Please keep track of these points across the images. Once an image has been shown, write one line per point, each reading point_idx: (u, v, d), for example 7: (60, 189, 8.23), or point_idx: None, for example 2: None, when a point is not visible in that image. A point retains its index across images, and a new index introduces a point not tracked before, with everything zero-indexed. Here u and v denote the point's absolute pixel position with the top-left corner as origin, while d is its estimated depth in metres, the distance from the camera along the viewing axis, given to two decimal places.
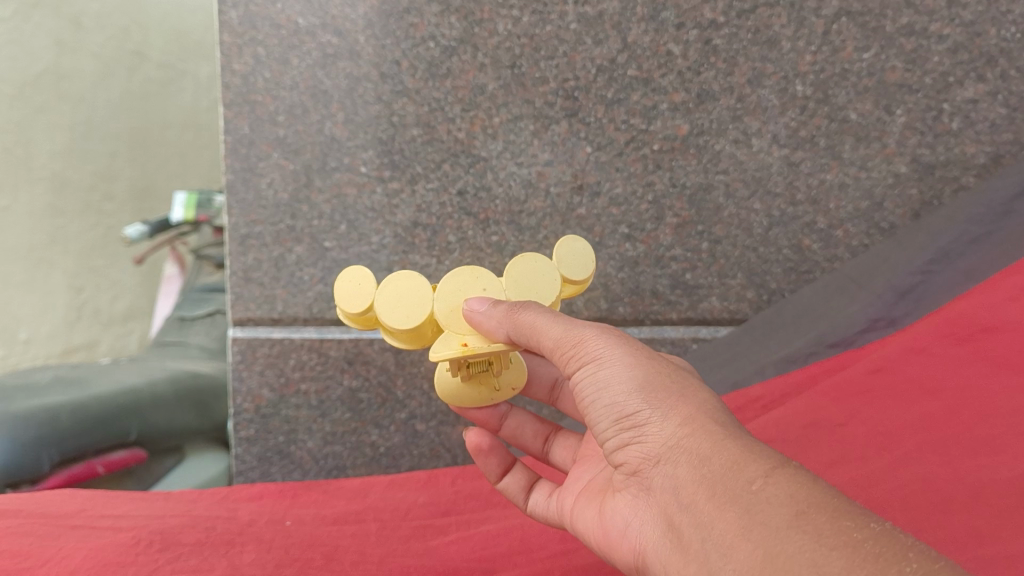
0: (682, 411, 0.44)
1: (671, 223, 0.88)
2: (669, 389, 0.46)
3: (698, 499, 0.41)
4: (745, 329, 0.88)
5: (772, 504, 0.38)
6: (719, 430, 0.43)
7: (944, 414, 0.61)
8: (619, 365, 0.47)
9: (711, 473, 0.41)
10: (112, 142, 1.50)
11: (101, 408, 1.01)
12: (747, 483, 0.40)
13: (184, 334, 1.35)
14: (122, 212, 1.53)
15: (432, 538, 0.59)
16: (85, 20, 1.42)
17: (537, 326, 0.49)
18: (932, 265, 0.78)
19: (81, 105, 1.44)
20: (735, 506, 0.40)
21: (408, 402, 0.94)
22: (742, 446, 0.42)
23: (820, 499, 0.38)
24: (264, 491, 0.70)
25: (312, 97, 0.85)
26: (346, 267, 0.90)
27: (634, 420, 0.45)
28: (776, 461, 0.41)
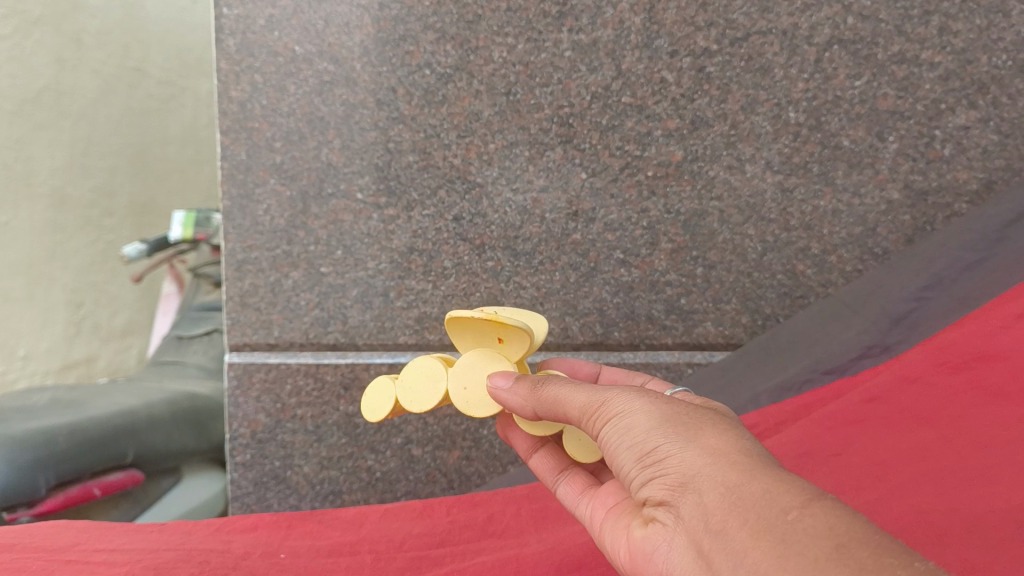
0: (711, 443, 0.42)
1: (665, 248, 0.89)
2: (691, 424, 0.43)
3: (729, 528, 0.38)
4: (740, 355, 0.88)
5: (810, 535, 0.35)
6: (745, 460, 0.40)
7: (940, 447, 0.61)
8: (640, 409, 0.45)
9: (742, 501, 0.38)
10: (112, 158, 1.52)
11: (98, 430, 1.01)
12: (783, 512, 0.36)
13: (182, 354, 1.35)
14: (122, 227, 1.55)
15: (427, 570, 0.59)
16: (86, 36, 1.45)
17: (564, 395, 0.49)
18: (926, 292, 0.79)
19: (83, 122, 1.45)
20: (770, 537, 0.36)
21: (404, 427, 0.94)
22: (775, 476, 0.39)
23: (864, 533, 0.35)
24: (258, 521, 0.70)
25: (308, 124, 0.86)
26: (342, 292, 0.90)
27: (654, 455, 0.43)
28: (813, 492, 0.37)
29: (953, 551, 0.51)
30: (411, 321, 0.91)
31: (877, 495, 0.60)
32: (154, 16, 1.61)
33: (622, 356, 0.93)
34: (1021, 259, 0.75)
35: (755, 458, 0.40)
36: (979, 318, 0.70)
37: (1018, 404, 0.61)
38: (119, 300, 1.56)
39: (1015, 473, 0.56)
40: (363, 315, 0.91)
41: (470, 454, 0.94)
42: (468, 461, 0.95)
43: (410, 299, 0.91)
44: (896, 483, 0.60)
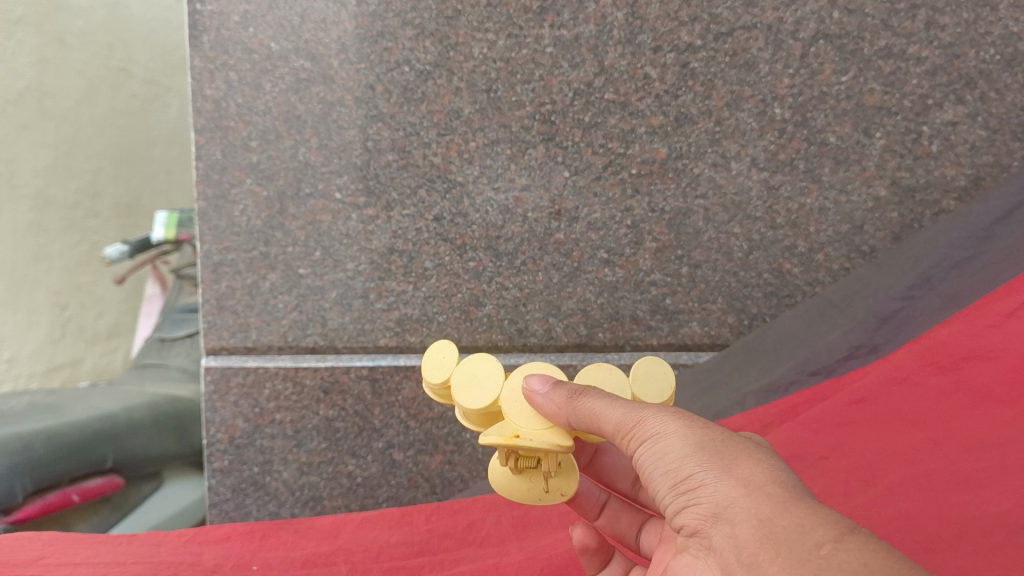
0: (746, 477, 0.43)
1: (650, 247, 0.88)
2: (724, 452, 0.44)
3: (761, 561, 0.39)
4: (725, 356, 0.86)
5: (845, 568, 0.36)
6: (778, 493, 0.41)
7: (929, 450, 0.60)
8: (676, 432, 0.45)
9: (776, 534, 0.40)
10: (96, 159, 1.50)
11: (77, 435, 0.99)
12: (816, 547, 0.38)
13: (164, 356, 1.33)
14: (106, 229, 1.52)
15: None
16: (69, 37, 1.42)
17: (596, 409, 0.47)
18: (912, 290, 0.78)
19: (66, 123, 1.43)
20: (803, 570, 0.37)
21: (386, 431, 0.92)
22: (807, 510, 0.40)
23: (892, 565, 0.36)
24: (231, 531, 0.68)
25: (285, 123, 0.83)
26: (321, 294, 0.88)
27: (690, 483, 0.44)
28: (844, 527, 0.39)
29: (943, 560, 0.50)
30: (392, 323, 0.90)
31: (867, 500, 0.58)
32: (137, 13, 1.58)
33: (606, 358, 0.91)
34: (1008, 257, 0.75)
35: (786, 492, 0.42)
36: (967, 317, 0.68)
37: (1010, 406, 0.60)
38: (104, 303, 1.54)
39: (1005, 476, 0.55)
40: (343, 318, 0.89)
41: (452, 458, 0.93)
42: (451, 465, 0.93)
43: (391, 301, 0.89)
44: (890, 487, 0.58)
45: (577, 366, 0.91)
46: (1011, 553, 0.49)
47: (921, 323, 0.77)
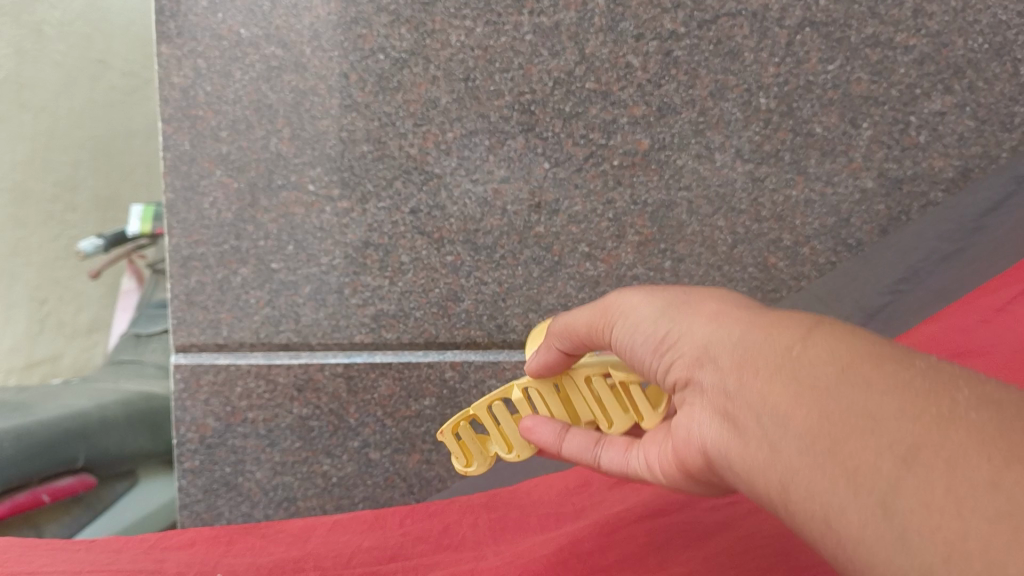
0: (712, 310, 0.39)
1: (632, 241, 0.85)
2: (693, 302, 0.40)
3: (743, 380, 0.35)
4: None
5: (818, 363, 0.32)
6: (747, 316, 0.37)
7: None
8: (646, 300, 0.42)
9: (749, 349, 0.35)
10: (75, 152, 1.44)
11: (47, 434, 0.96)
12: (787, 349, 0.34)
13: (140, 352, 1.31)
14: (86, 222, 1.46)
15: None
16: (47, 28, 1.37)
17: (575, 318, 0.46)
18: (901, 284, 0.82)
19: (43, 115, 1.39)
20: (780, 377, 0.33)
21: (361, 430, 0.89)
22: (775, 321, 0.36)
23: (867, 348, 0.32)
24: (197, 537, 0.66)
25: (256, 112, 0.81)
26: (294, 289, 0.86)
27: (666, 335, 0.40)
28: (811, 323, 0.35)
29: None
30: (367, 319, 0.87)
31: None
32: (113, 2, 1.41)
33: None
34: (998, 249, 0.78)
35: (749, 312, 0.38)
36: (957, 314, 0.68)
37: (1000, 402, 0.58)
38: (84, 297, 1.47)
39: None
40: (316, 313, 0.87)
41: (431, 457, 0.90)
42: (429, 464, 0.90)
43: (366, 296, 0.86)
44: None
45: None
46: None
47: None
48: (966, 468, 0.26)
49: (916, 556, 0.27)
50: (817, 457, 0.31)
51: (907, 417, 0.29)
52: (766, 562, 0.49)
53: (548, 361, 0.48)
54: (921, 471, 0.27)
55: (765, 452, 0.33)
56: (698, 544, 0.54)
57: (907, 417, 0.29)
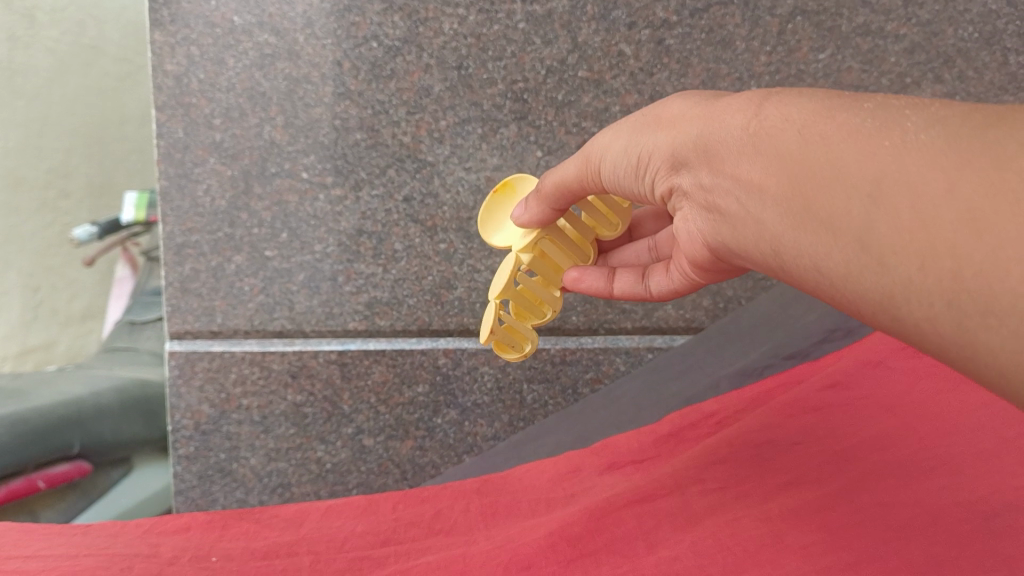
0: (668, 118, 0.41)
1: None
2: (648, 117, 0.43)
3: (718, 168, 0.38)
4: (700, 340, 0.89)
5: (775, 134, 0.34)
6: (699, 111, 0.40)
7: (902, 437, 0.58)
8: (610, 136, 0.45)
9: (713, 140, 0.38)
10: (69, 138, 1.43)
11: (42, 422, 0.96)
12: (742, 130, 0.36)
13: (135, 340, 1.31)
14: (80, 210, 1.45)
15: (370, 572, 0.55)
16: (39, 14, 1.37)
17: (557, 173, 0.50)
18: None
19: (37, 102, 1.40)
20: (749, 153, 0.36)
21: (355, 417, 0.90)
22: (722, 106, 0.38)
23: (815, 104, 0.34)
24: (192, 522, 0.67)
25: (249, 99, 0.81)
26: (288, 277, 0.86)
27: (640, 160, 0.43)
28: (756, 95, 0.37)
29: (923, 541, 0.48)
30: (361, 307, 0.87)
31: (840, 485, 0.55)
32: None
33: (579, 342, 0.89)
34: None
35: (708, 103, 0.39)
36: None
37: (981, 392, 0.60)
38: (78, 284, 1.46)
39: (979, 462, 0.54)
40: (310, 301, 0.87)
41: (424, 444, 0.91)
42: (422, 450, 0.91)
43: (360, 283, 0.87)
44: (868, 472, 0.56)
45: (550, 350, 0.89)
46: (991, 542, 0.47)
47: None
48: (923, 191, 0.28)
49: (897, 271, 0.29)
50: (798, 217, 0.33)
51: (865, 155, 0.30)
52: (759, 548, 0.49)
53: (542, 216, 0.53)
54: (888, 205, 0.29)
55: (753, 224, 0.36)
56: (689, 527, 0.54)
57: (867, 154, 0.30)
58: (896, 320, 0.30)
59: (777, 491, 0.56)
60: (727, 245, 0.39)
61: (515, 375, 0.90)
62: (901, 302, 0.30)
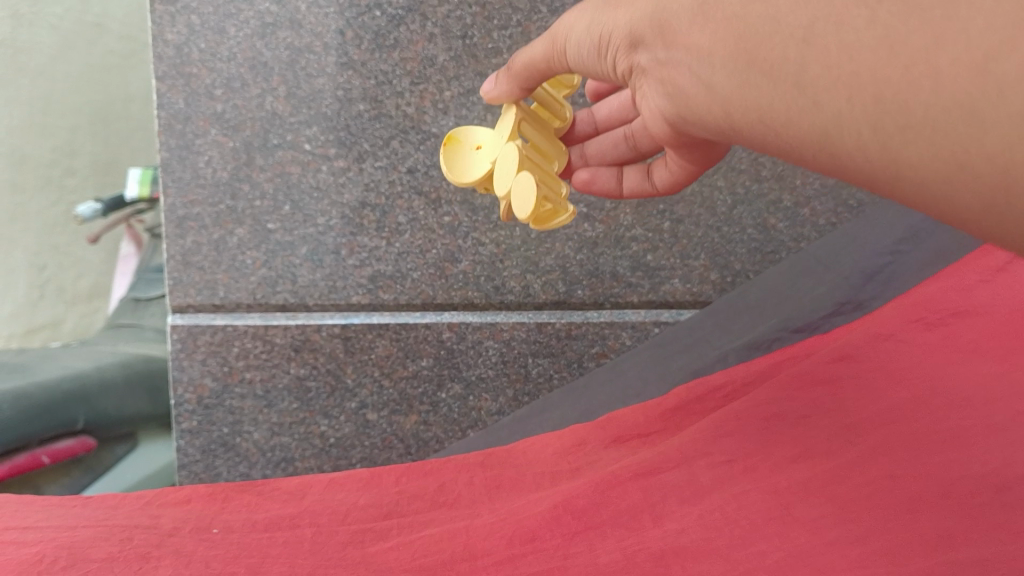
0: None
1: (631, 202, 0.84)
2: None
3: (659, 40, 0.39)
4: (708, 313, 0.86)
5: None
6: None
7: (909, 409, 0.57)
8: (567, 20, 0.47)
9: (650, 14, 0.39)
10: (72, 117, 1.41)
11: (47, 396, 0.95)
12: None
13: (140, 316, 1.31)
14: (86, 190, 1.43)
15: (371, 544, 0.55)
16: None
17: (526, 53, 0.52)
18: (900, 245, 0.83)
19: (42, 80, 1.39)
20: (686, 19, 0.37)
21: (358, 391, 0.89)
22: None
23: None
24: (194, 493, 0.66)
25: (250, 70, 0.80)
26: (290, 250, 0.85)
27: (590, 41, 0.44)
28: None
29: (929, 520, 0.47)
30: (364, 280, 0.86)
31: (849, 454, 0.54)
32: None
33: (585, 316, 0.89)
34: None
35: None
36: (952, 275, 0.69)
37: (991, 370, 0.60)
38: (85, 262, 1.46)
39: (988, 437, 0.53)
40: (313, 274, 0.86)
41: (428, 418, 0.90)
42: (426, 425, 0.90)
43: (363, 257, 0.86)
44: (879, 439, 0.55)
45: (555, 324, 0.88)
46: (998, 524, 0.47)
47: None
48: (843, 22, 0.29)
49: (828, 107, 0.31)
50: (734, 72, 0.35)
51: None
52: (765, 526, 0.49)
53: (510, 94, 0.55)
54: (815, 42, 0.31)
55: (695, 92, 0.38)
56: (693, 498, 0.53)
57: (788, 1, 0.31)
58: (837, 155, 0.32)
59: (784, 458, 0.55)
60: (679, 117, 0.41)
61: (520, 349, 0.89)
62: (837, 134, 0.31)
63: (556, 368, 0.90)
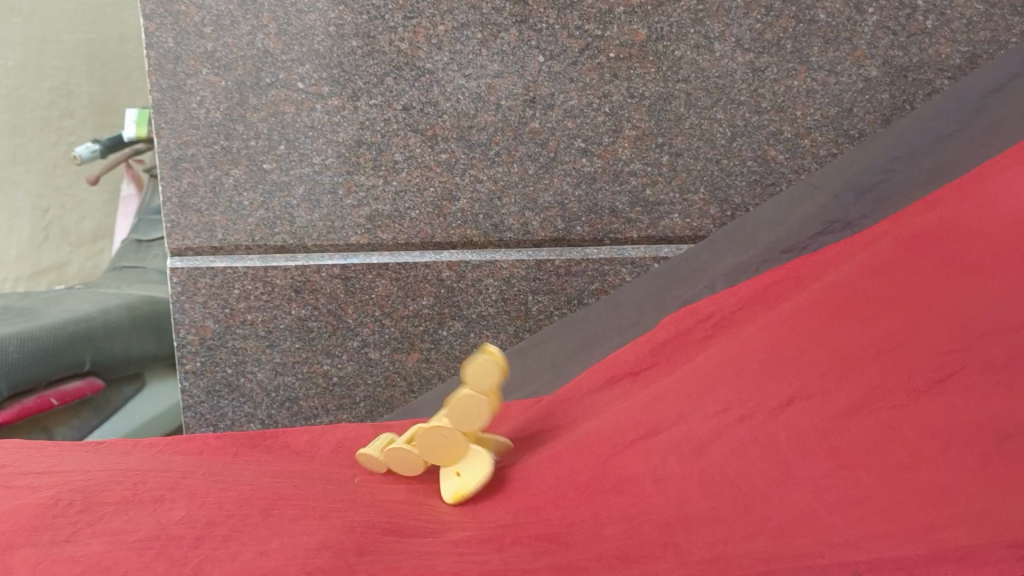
0: None
1: (629, 135, 0.84)
2: None
3: None
4: (705, 246, 0.84)
5: None
6: None
7: (908, 335, 0.53)
8: None
9: None
10: (69, 58, 1.44)
11: (53, 339, 0.96)
12: None
13: (143, 258, 1.31)
14: (83, 129, 1.45)
15: (380, 495, 0.57)
16: None
17: None
18: (894, 164, 0.76)
19: (36, 18, 1.42)
20: None
21: (360, 330, 0.90)
22: None
23: None
24: (205, 447, 0.67)
25: (240, 7, 0.79)
26: (287, 190, 0.84)
27: None
28: None
29: (926, 410, 0.48)
30: (362, 220, 0.86)
31: (845, 396, 0.51)
32: None
33: (584, 253, 0.88)
34: (1001, 124, 0.72)
35: None
36: (959, 198, 0.64)
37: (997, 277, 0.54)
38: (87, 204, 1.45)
39: (990, 368, 0.49)
40: (311, 215, 0.86)
41: (430, 356, 0.91)
42: (428, 362, 0.91)
43: (360, 196, 0.85)
44: (871, 329, 0.55)
45: (554, 261, 0.88)
46: (993, 403, 0.47)
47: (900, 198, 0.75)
48: None
49: None
50: None
51: None
52: (763, 460, 0.49)
53: None
54: None
55: None
56: (687, 430, 0.54)
57: None
58: None
59: (779, 382, 0.55)
60: None
61: (520, 287, 0.89)
62: None
63: (556, 304, 0.90)
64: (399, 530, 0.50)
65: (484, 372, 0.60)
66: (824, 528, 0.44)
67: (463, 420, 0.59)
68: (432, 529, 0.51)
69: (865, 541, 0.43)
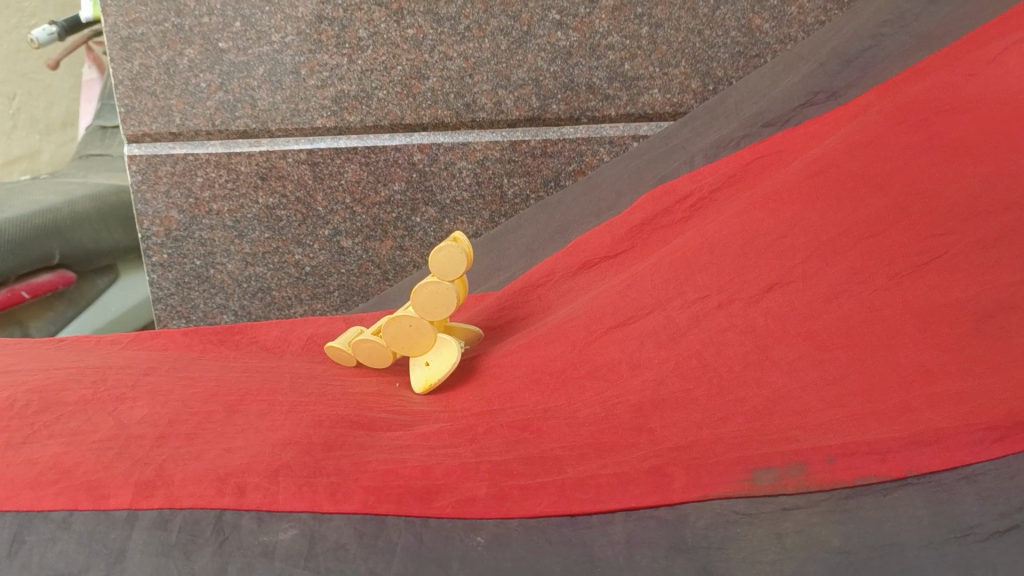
0: None
1: (606, 6, 0.79)
2: None
3: None
4: (684, 121, 0.80)
5: None
6: None
7: (890, 213, 0.51)
8: None
9: None
10: None
11: (21, 232, 0.93)
12: None
13: (108, 146, 1.26)
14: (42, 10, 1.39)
15: (352, 388, 0.56)
16: None
17: None
18: (884, 28, 0.74)
19: None
20: None
21: (331, 218, 0.87)
22: None
23: None
24: (170, 343, 0.65)
25: None
26: (247, 71, 0.80)
27: None
28: None
29: (908, 288, 0.47)
30: (327, 103, 0.82)
31: (827, 279, 0.49)
32: None
33: (560, 133, 0.85)
34: None
35: None
36: (945, 69, 0.62)
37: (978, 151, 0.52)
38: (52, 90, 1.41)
39: (971, 247, 0.48)
40: (273, 98, 0.81)
41: (404, 244, 0.88)
42: (402, 250, 0.89)
43: (324, 76, 0.81)
44: (854, 204, 0.53)
45: (530, 142, 0.85)
46: (973, 281, 0.46)
47: (887, 63, 0.72)
48: None
49: None
50: None
51: None
52: (741, 347, 0.48)
53: None
54: None
55: None
56: (666, 321, 0.52)
57: None
58: None
59: (758, 267, 0.53)
60: None
61: (495, 170, 0.86)
62: None
63: (532, 188, 0.87)
64: (366, 425, 0.48)
65: (450, 260, 0.56)
66: (804, 417, 0.43)
67: (433, 309, 0.56)
68: (403, 422, 0.50)
69: (844, 431, 0.42)
